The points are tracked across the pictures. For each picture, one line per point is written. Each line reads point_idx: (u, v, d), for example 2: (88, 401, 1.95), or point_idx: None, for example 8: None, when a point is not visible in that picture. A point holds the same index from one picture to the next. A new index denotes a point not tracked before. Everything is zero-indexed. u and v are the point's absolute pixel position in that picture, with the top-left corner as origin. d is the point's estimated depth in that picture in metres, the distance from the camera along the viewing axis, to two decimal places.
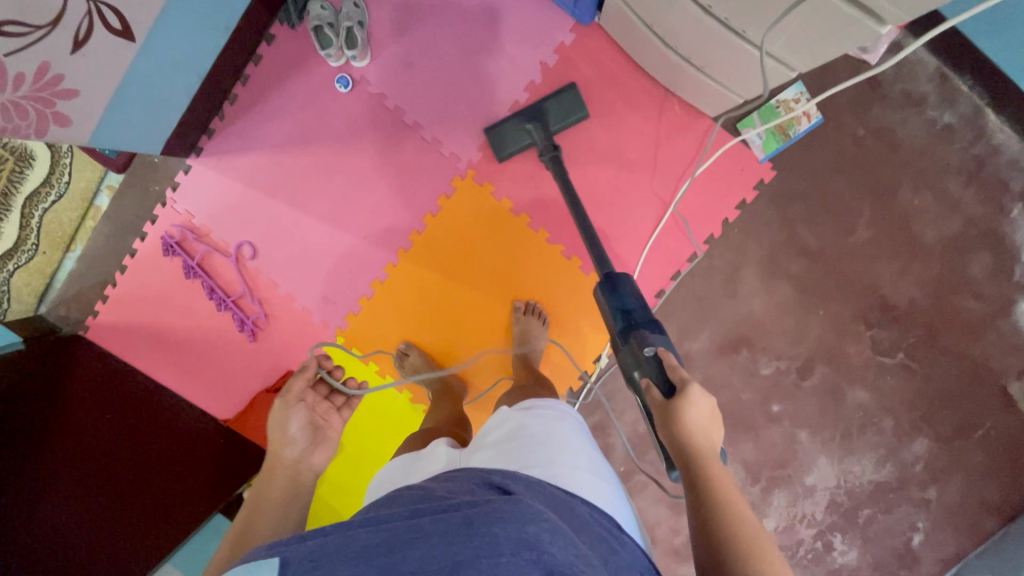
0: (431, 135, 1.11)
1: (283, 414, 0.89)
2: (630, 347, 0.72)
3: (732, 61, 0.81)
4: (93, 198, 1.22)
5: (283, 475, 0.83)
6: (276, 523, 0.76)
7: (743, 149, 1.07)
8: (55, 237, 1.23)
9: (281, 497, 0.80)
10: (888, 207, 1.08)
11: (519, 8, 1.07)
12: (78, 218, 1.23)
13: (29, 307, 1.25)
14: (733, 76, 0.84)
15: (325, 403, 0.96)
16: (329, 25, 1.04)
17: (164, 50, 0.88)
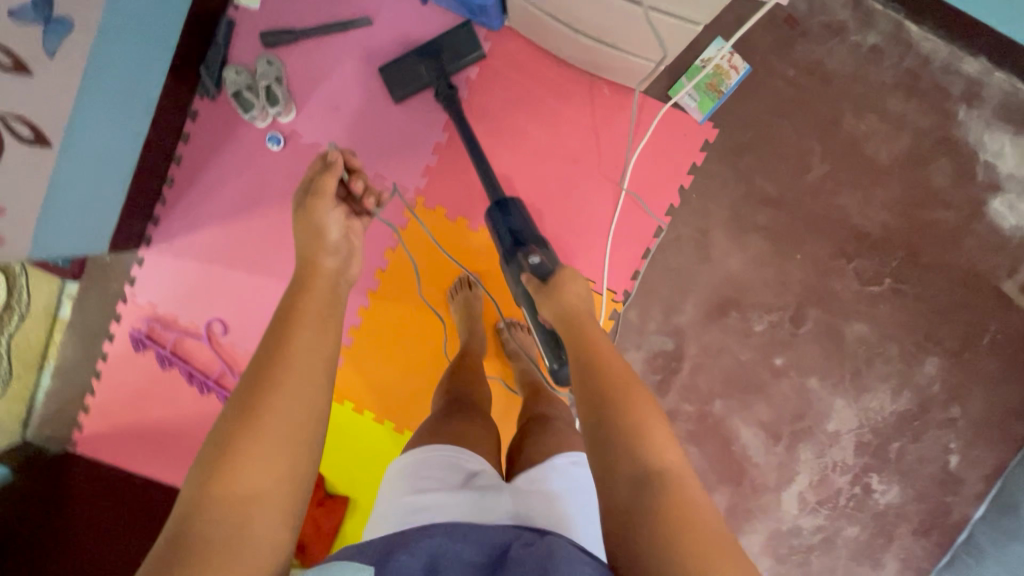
0: (373, 171, 1.09)
1: (315, 216, 0.74)
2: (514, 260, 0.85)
3: (639, 29, 0.79)
4: (55, 311, 1.20)
5: (324, 289, 0.68)
6: (309, 367, 0.58)
7: (681, 115, 1.07)
8: (27, 358, 1.21)
9: (319, 323, 0.63)
10: (836, 139, 1.07)
11: (428, 28, 1.06)
12: (46, 334, 1.21)
13: (14, 434, 1.22)
14: (646, 42, 0.83)
15: (350, 213, 0.80)
16: (248, 88, 1.04)
17: (86, 148, 0.88)
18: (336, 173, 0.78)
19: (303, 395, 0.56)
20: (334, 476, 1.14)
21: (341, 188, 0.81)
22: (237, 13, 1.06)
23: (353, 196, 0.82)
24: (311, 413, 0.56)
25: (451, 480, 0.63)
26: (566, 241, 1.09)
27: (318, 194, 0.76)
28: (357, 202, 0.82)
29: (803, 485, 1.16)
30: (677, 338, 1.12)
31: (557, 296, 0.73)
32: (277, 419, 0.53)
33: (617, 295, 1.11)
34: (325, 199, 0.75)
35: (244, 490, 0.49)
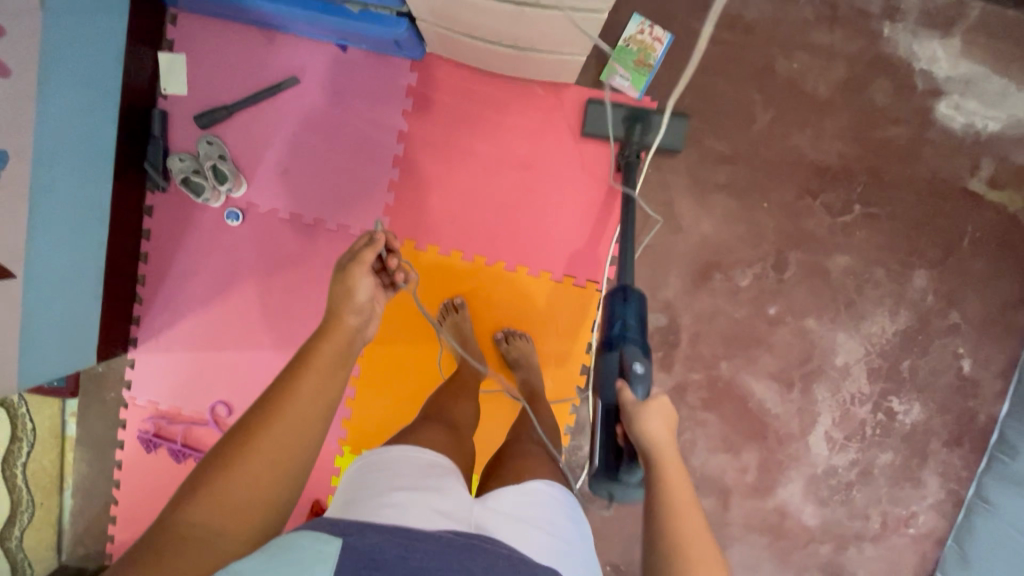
0: (336, 223, 1.10)
1: (350, 279, 0.70)
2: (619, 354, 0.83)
3: (550, 28, 0.80)
4: (63, 430, 1.21)
5: (340, 341, 0.66)
6: (312, 406, 0.60)
7: (618, 97, 1.08)
8: (46, 484, 1.21)
9: (330, 367, 0.63)
10: (773, 84, 1.08)
11: (354, 72, 1.07)
12: (59, 456, 1.21)
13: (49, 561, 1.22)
14: (561, 38, 0.83)
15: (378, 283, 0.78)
16: (196, 172, 1.05)
17: (51, 269, 0.89)
18: (379, 250, 0.75)
19: (301, 425, 0.59)
20: None
21: (377, 261, 0.81)
22: (168, 103, 1.07)
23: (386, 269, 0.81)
24: (304, 444, 0.59)
25: (424, 485, 0.64)
26: (540, 243, 1.11)
27: (358, 263, 0.72)
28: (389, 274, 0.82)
29: (827, 424, 1.16)
30: (668, 311, 1.13)
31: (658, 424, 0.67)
32: (270, 446, 0.57)
33: (600, 284, 1.12)
34: (364, 268, 0.72)
35: (225, 502, 0.53)
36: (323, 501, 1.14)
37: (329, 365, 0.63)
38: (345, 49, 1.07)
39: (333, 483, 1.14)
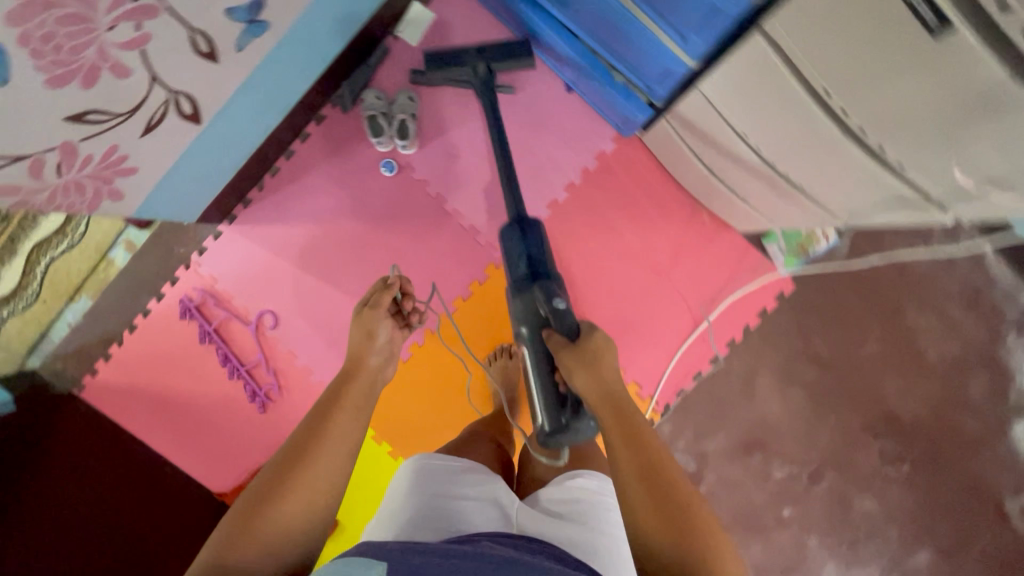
0: (471, 223, 1.12)
1: (372, 323, 0.72)
2: (527, 294, 0.84)
3: (773, 197, 0.86)
4: (107, 251, 1.16)
5: (363, 384, 0.68)
6: (342, 445, 0.62)
7: (767, 262, 1.14)
8: (60, 287, 1.15)
9: (354, 410, 0.65)
10: (894, 326, 1.14)
11: (565, 111, 1.11)
12: (88, 270, 1.16)
13: (14, 357, 1.15)
14: (770, 206, 0.89)
15: (397, 327, 0.77)
16: (383, 115, 1.07)
17: (225, 130, 0.91)
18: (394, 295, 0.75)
19: (332, 466, 0.61)
20: None
21: (393, 302, 0.78)
22: (394, 43, 1.10)
23: (402, 312, 0.79)
24: (332, 485, 0.61)
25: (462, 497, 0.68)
26: (632, 342, 1.13)
27: (376, 310, 0.73)
28: (405, 316, 0.79)
29: None
30: (699, 461, 1.15)
31: (587, 355, 0.70)
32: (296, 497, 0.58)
33: (658, 405, 1.15)
34: (381, 313, 0.74)
35: (260, 543, 0.55)
36: None
37: (355, 409, 0.65)
38: (569, 90, 1.11)
39: None
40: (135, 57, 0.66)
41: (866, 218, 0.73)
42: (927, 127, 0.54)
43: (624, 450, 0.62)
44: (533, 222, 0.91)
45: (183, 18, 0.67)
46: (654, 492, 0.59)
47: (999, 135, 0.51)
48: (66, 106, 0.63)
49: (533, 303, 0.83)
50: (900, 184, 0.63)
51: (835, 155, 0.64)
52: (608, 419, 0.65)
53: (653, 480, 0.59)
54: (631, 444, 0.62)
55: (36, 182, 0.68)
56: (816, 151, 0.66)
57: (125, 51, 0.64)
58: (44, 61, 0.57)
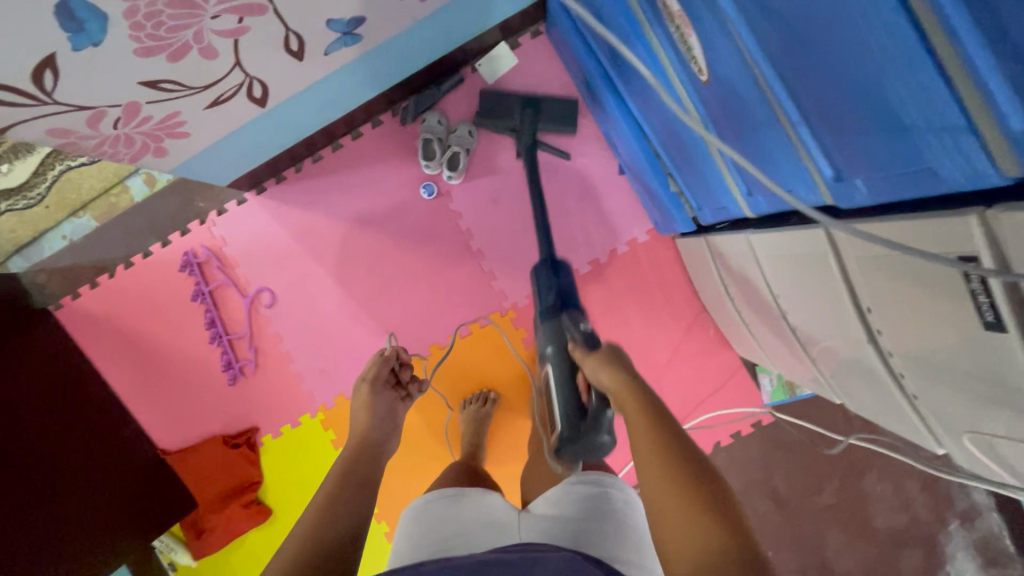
0: (488, 267, 1.13)
1: (371, 396, 0.82)
2: (556, 323, 0.78)
3: (784, 351, 0.86)
4: (125, 177, 1.13)
5: (361, 457, 0.72)
6: (346, 517, 0.62)
7: (754, 388, 1.16)
8: (66, 198, 1.12)
9: (355, 486, 0.67)
10: (851, 485, 1.15)
11: (610, 191, 1.13)
12: (100, 189, 1.13)
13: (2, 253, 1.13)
14: (778, 356, 0.91)
15: (394, 398, 0.85)
16: (438, 141, 1.08)
17: (283, 116, 0.91)
18: (388, 364, 0.87)
19: (339, 543, 0.59)
20: (274, 485, 1.18)
21: (393, 376, 0.88)
22: (471, 75, 1.10)
23: (400, 384, 0.88)
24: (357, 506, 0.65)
25: (466, 520, 0.69)
26: None
27: (375, 384, 0.84)
28: (403, 388, 0.89)
29: None
30: None
31: (611, 362, 0.65)
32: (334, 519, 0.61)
33: None
34: (375, 383, 0.84)
35: None
36: (260, 434, 1.17)
37: (357, 484, 0.67)
38: (621, 173, 1.12)
39: (281, 429, 1.16)
40: (227, 44, 0.66)
41: (861, 405, 0.69)
42: (947, 383, 0.48)
43: (654, 458, 0.54)
44: (564, 261, 0.86)
45: (285, 20, 0.67)
46: (690, 506, 0.49)
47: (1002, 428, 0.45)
48: (145, 73, 0.63)
49: (559, 335, 0.78)
50: (909, 410, 0.58)
51: (841, 327, 0.61)
52: (638, 422, 0.57)
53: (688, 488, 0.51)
54: (663, 452, 0.53)
55: (90, 130, 0.67)
56: (826, 321, 0.64)
57: (220, 38, 0.64)
58: (141, 33, 0.57)
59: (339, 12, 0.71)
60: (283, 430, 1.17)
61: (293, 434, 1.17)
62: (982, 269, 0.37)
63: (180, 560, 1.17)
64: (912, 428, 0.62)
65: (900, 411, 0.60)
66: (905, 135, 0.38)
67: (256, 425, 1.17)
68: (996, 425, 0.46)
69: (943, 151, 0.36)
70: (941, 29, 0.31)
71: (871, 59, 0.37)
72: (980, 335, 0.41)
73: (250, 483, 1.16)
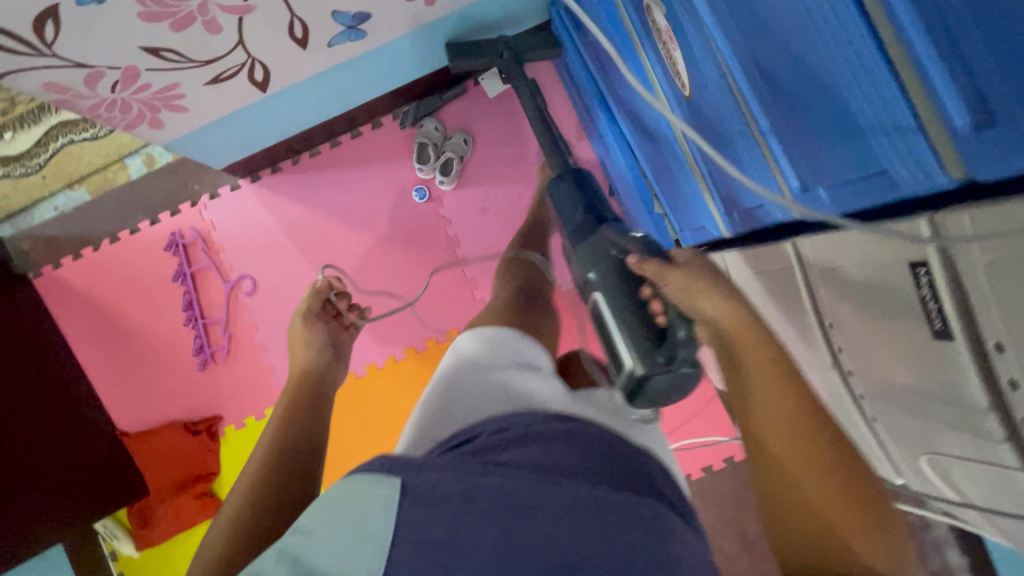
0: (472, 274, 1.13)
1: (307, 333, 0.78)
2: (591, 241, 0.68)
3: None
4: (125, 155, 1.14)
5: (306, 387, 0.69)
6: (290, 442, 0.60)
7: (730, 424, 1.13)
8: (64, 171, 1.14)
9: (300, 412, 0.65)
10: None
11: None
12: (98, 165, 1.14)
13: None
14: None
15: (334, 328, 0.81)
16: (434, 147, 1.10)
17: (283, 104, 0.93)
18: (321, 297, 0.81)
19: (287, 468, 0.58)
20: (229, 477, 1.14)
21: (330, 305, 0.83)
22: (474, 88, 1.13)
23: (338, 315, 0.83)
24: (302, 438, 0.61)
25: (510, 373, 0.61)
26: None
27: (307, 319, 0.80)
28: (343, 317, 0.83)
29: None
30: None
31: (706, 275, 0.54)
32: (291, 452, 0.59)
33: None
34: (307, 315, 0.80)
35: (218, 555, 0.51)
36: (223, 423, 1.14)
37: (299, 408, 0.65)
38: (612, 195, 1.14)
39: (245, 420, 1.13)
40: (232, 21, 0.68)
41: None
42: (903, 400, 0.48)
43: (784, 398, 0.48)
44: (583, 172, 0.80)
45: (291, 5, 0.70)
46: (819, 453, 0.46)
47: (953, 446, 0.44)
48: (146, 38, 0.64)
49: (600, 241, 0.67)
50: (866, 436, 0.57)
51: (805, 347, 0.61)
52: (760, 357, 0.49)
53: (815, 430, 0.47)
54: (800, 397, 0.47)
55: (88, 90, 0.69)
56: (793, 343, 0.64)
57: (225, 14, 0.67)
58: None
59: (345, 4, 0.74)
60: (247, 422, 1.14)
61: (257, 426, 1.14)
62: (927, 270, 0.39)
63: (122, 549, 1.13)
64: (868, 461, 0.61)
65: (858, 437, 0.60)
66: (862, 140, 0.40)
67: (220, 414, 1.14)
68: (948, 447, 0.45)
69: (895, 154, 0.37)
70: (891, 29, 0.32)
71: (831, 66, 0.39)
72: (929, 342, 0.42)
73: (205, 473, 1.13)
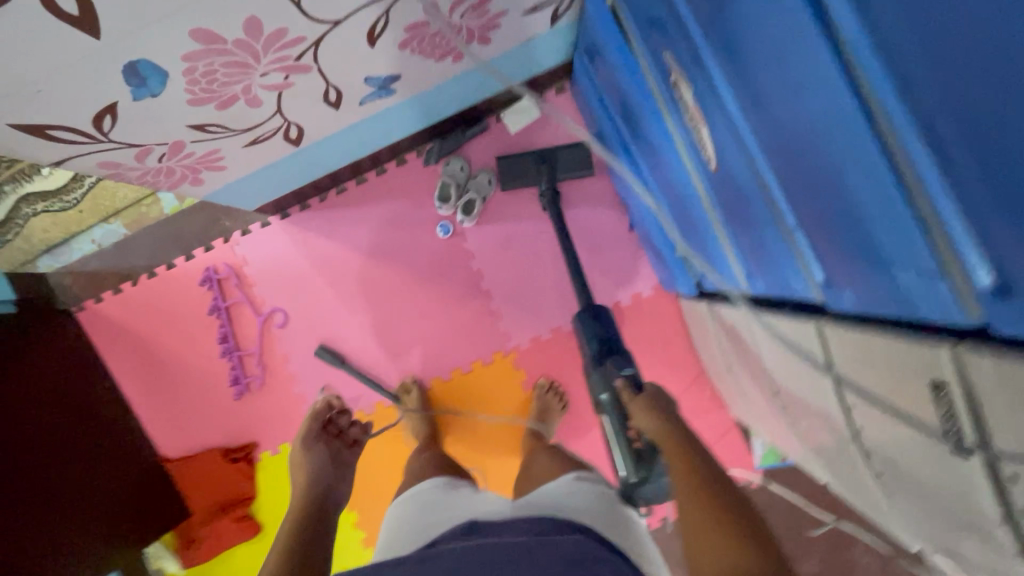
0: (496, 307, 1.16)
1: (306, 457, 0.83)
2: (603, 368, 0.81)
3: (779, 428, 0.86)
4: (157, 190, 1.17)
5: (310, 494, 0.76)
6: (304, 538, 0.68)
7: (746, 450, 1.16)
8: (100, 205, 1.17)
9: (305, 516, 0.71)
10: (837, 557, 1.13)
11: (620, 244, 1.15)
12: (133, 200, 1.18)
13: (33, 251, 1.18)
14: (775, 432, 0.90)
15: (337, 448, 0.88)
16: (457, 185, 1.13)
17: (313, 154, 0.95)
18: (325, 416, 0.91)
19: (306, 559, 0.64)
20: (266, 499, 1.20)
21: (333, 425, 0.90)
22: (495, 124, 1.15)
23: (342, 432, 0.90)
24: (314, 537, 0.68)
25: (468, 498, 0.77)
26: None
27: (308, 443, 0.86)
28: (345, 435, 0.90)
29: None
30: None
31: (666, 415, 0.65)
32: (303, 544, 0.67)
33: None
34: (310, 433, 0.88)
35: None
36: (259, 449, 1.20)
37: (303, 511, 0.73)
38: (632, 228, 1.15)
39: (280, 447, 1.19)
40: (272, 96, 0.71)
41: (850, 494, 0.70)
42: (923, 491, 0.50)
43: (683, 480, 0.58)
44: (601, 308, 0.92)
45: (327, 76, 0.72)
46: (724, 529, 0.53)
47: (969, 544, 0.46)
48: (191, 118, 0.67)
49: (604, 377, 0.80)
50: (886, 505, 0.59)
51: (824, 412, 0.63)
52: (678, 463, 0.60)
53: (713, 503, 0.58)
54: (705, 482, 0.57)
55: (137, 163, 0.72)
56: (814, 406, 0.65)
57: (266, 91, 0.69)
58: (196, 88, 0.62)
59: (377, 70, 0.76)
60: (281, 448, 1.20)
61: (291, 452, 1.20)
62: (951, 392, 0.40)
63: (169, 567, 1.21)
64: (888, 525, 0.63)
65: (877, 505, 0.62)
66: (889, 265, 0.41)
67: (256, 441, 1.20)
68: (964, 544, 0.47)
69: (919, 287, 0.39)
70: (919, 186, 0.34)
71: (860, 196, 0.41)
72: (945, 453, 0.43)
73: (243, 496, 1.19)
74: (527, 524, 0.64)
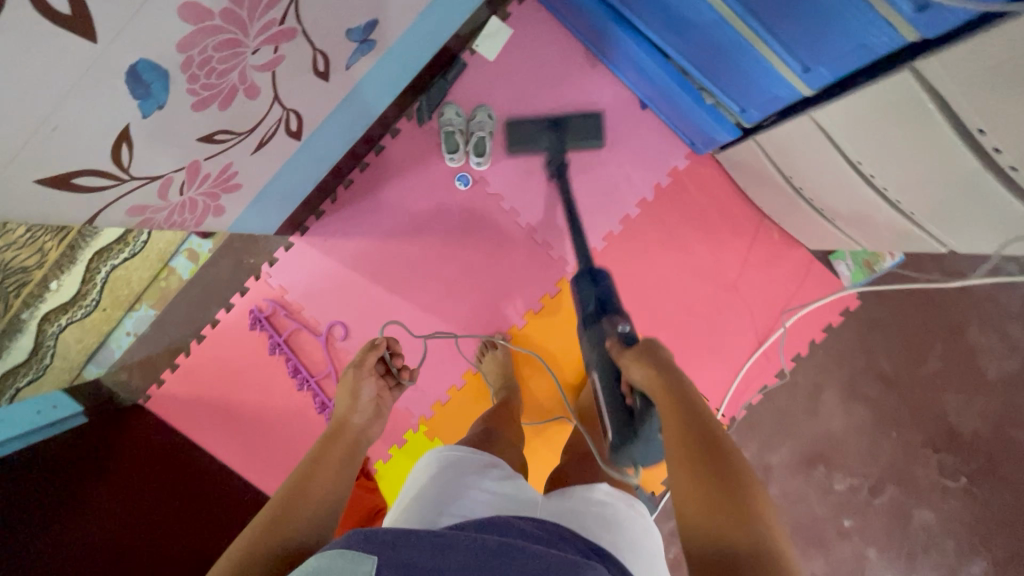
0: (543, 237, 1.13)
1: (357, 383, 0.83)
2: (601, 328, 0.83)
3: (877, 226, 0.83)
4: (169, 259, 1.14)
5: (347, 439, 0.75)
6: (320, 495, 0.63)
7: (832, 278, 1.14)
8: (120, 295, 1.13)
9: (337, 464, 0.69)
10: (956, 344, 1.12)
11: (637, 129, 1.12)
12: (150, 278, 1.14)
13: (74, 365, 1.13)
14: (867, 234, 0.88)
15: (383, 385, 0.88)
16: (461, 132, 1.08)
17: (314, 145, 0.91)
18: (378, 353, 0.87)
19: (309, 512, 0.61)
20: None
21: (382, 364, 0.90)
22: (471, 58, 1.11)
23: (391, 371, 0.90)
24: (328, 499, 0.64)
25: (497, 474, 0.64)
26: (698, 355, 1.13)
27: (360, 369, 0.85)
28: (394, 375, 0.90)
29: None
30: (763, 473, 1.13)
31: (644, 353, 0.70)
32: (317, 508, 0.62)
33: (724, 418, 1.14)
34: (364, 371, 0.85)
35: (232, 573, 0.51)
36: (370, 461, 1.16)
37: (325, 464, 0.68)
38: (643, 107, 1.12)
39: (390, 451, 1.16)
40: (266, 79, 0.66)
41: (986, 235, 0.68)
42: None
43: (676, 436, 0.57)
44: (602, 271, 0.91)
45: (312, 40, 0.68)
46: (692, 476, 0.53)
47: None
48: (200, 128, 0.63)
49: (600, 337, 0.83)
50: None
51: (945, 162, 0.60)
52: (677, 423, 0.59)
53: (693, 447, 0.55)
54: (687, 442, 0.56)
55: (161, 201, 0.68)
56: (927, 164, 0.63)
57: (260, 74, 0.65)
58: (197, 85, 0.57)
59: (356, 18, 0.72)
60: (391, 452, 1.16)
61: (403, 453, 1.16)
62: None
63: None
64: None
65: None
66: None
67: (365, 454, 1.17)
68: None
69: None
70: None
71: None
72: None
73: None
74: (544, 530, 0.53)
